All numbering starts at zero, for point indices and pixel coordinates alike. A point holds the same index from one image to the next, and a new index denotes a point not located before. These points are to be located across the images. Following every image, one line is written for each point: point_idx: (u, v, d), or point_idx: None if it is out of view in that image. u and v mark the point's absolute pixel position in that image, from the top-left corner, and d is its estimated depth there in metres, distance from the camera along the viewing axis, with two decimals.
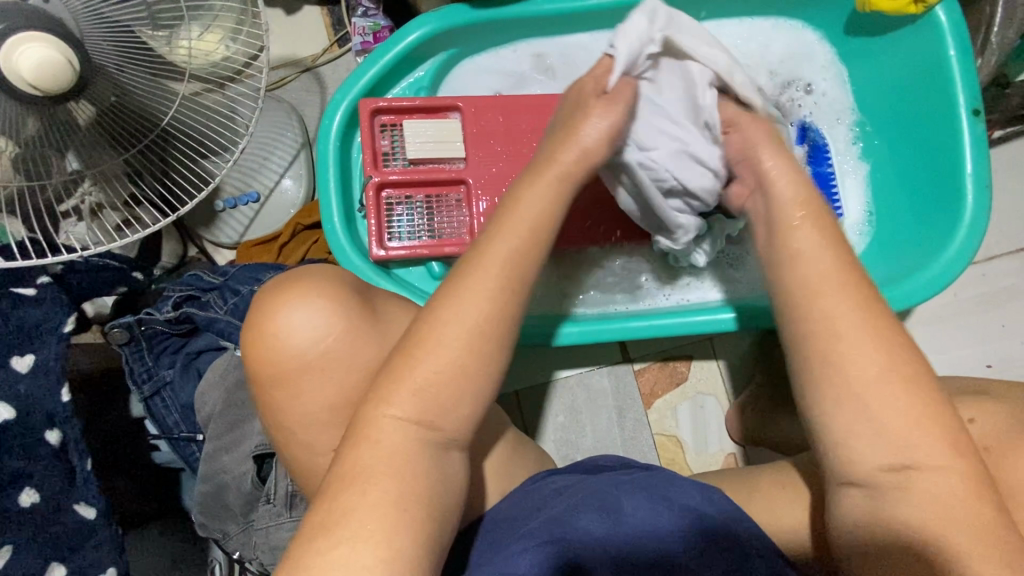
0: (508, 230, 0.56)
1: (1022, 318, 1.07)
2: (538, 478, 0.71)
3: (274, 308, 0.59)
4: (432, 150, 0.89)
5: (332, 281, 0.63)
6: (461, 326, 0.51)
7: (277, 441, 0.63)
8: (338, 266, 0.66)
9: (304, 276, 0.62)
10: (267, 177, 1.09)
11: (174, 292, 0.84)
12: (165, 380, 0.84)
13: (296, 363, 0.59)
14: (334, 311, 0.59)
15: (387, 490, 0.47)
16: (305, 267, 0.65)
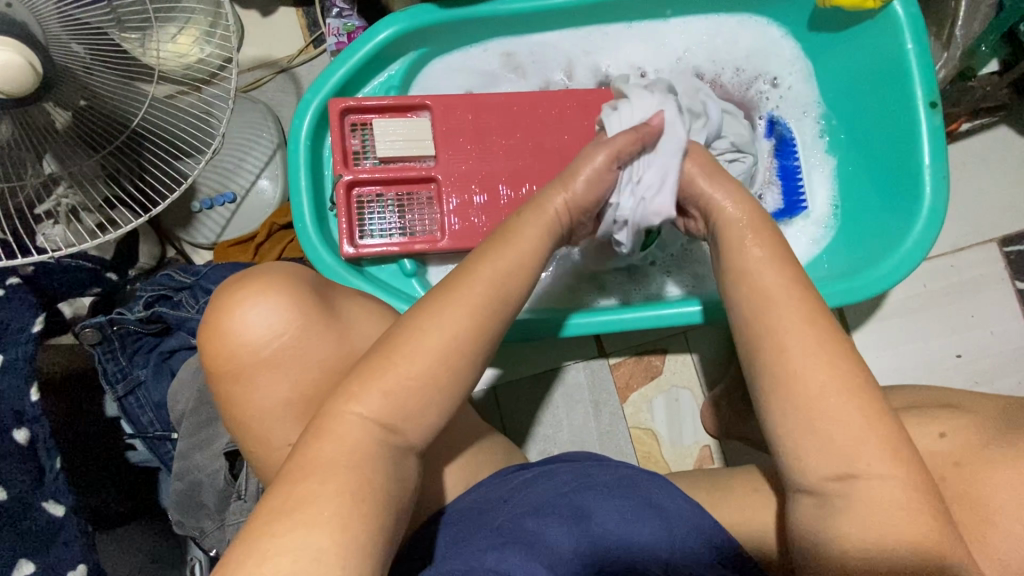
0: (504, 251, 0.60)
1: (991, 309, 1.08)
2: (509, 472, 0.72)
3: (230, 305, 0.60)
4: (402, 149, 0.90)
5: (298, 276, 0.64)
6: (446, 333, 0.54)
7: (240, 436, 0.64)
8: (301, 266, 0.67)
9: (267, 273, 0.63)
10: (244, 178, 1.09)
11: (145, 292, 0.85)
12: (138, 379, 0.86)
13: (260, 359, 0.60)
14: (290, 308, 0.61)
15: (332, 481, 0.48)
16: (272, 263, 0.66)
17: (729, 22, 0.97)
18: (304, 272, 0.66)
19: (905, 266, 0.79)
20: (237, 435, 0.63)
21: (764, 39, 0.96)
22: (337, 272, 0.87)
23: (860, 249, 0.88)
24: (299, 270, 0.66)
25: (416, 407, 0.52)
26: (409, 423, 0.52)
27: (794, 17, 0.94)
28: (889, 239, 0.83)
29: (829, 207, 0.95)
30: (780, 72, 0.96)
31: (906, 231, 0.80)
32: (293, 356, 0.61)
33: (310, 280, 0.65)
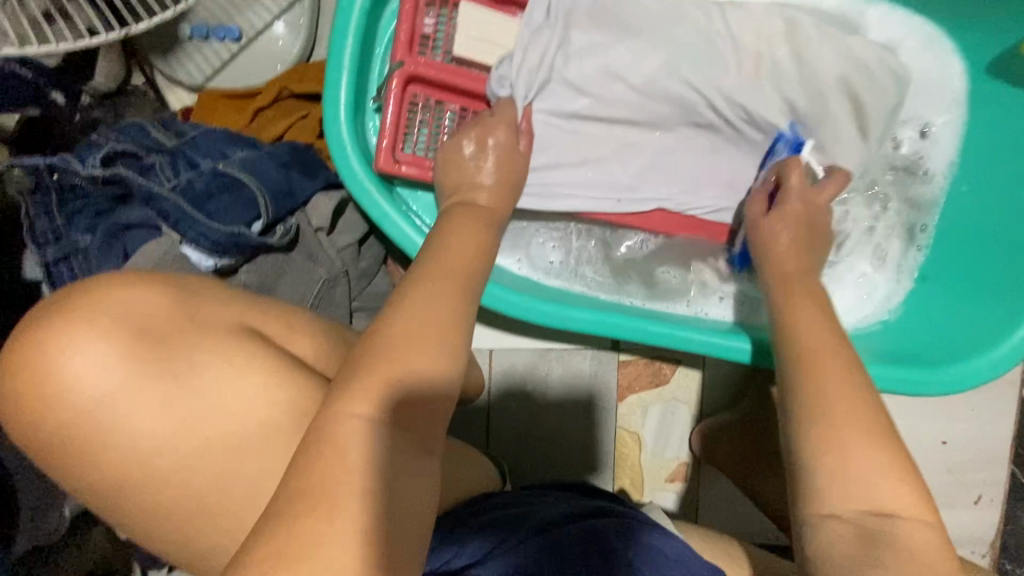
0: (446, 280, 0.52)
1: (997, 407, 1.07)
2: (524, 493, 0.67)
3: (41, 364, 0.46)
4: (484, 51, 0.70)
5: (147, 311, 0.50)
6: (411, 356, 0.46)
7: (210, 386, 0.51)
8: (153, 273, 0.54)
9: (115, 302, 0.49)
10: (257, 16, 0.85)
11: (110, 142, 0.64)
12: (78, 245, 0.65)
13: (72, 419, 0.47)
14: (116, 351, 0.48)
15: (358, 519, 0.38)
16: (119, 276, 0.51)
17: (903, 27, 0.79)
18: (174, 293, 0.53)
19: (974, 380, 0.67)
20: (111, 450, 0.48)
21: (937, 62, 0.78)
22: (366, 190, 0.68)
23: (929, 330, 0.75)
24: (156, 286, 0.52)
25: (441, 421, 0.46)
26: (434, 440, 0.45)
27: (978, 47, 0.75)
28: (976, 331, 0.71)
29: (911, 274, 0.80)
30: (931, 112, 0.79)
31: (996, 341, 0.68)
32: (140, 403, 0.48)
33: (176, 310, 0.52)
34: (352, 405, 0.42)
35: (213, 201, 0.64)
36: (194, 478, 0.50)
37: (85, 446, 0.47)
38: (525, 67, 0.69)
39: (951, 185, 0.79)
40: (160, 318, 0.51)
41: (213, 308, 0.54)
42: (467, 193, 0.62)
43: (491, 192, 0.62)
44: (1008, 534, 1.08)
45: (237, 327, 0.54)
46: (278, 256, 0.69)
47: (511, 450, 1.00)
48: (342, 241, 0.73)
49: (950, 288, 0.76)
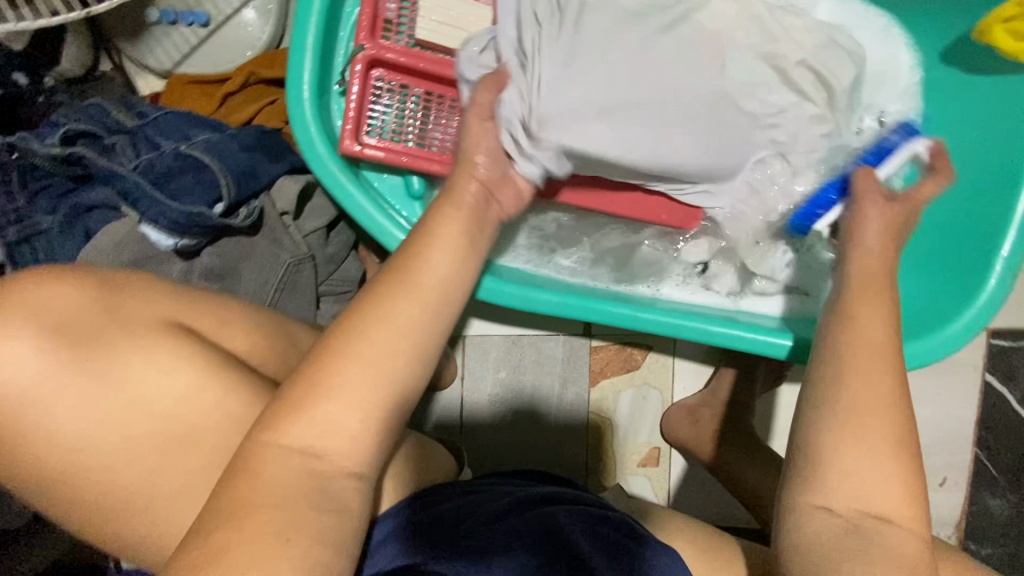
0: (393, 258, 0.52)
1: (960, 390, 1.10)
2: (482, 483, 0.68)
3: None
4: (447, 35, 0.71)
5: (69, 307, 0.51)
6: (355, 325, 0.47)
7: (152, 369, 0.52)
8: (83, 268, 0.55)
9: (36, 299, 0.50)
10: (225, 1, 0.85)
11: (70, 122, 0.65)
12: (39, 227, 0.65)
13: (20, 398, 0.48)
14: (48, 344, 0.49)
15: None
16: (40, 272, 0.52)
17: (861, 15, 0.80)
18: (96, 289, 0.53)
19: (930, 356, 0.69)
20: (61, 413, 0.49)
21: (888, 51, 0.80)
22: (330, 173, 0.69)
23: None
24: (77, 282, 0.53)
25: (388, 389, 0.47)
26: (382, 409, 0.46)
27: (933, 36, 0.77)
28: (929, 312, 0.73)
29: None
30: (883, 100, 0.81)
31: (949, 318, 0.70)
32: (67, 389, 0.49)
33: (100, 305, 0.53)
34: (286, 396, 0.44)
35: (175, 181, 0.64)
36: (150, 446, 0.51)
37: (37, 412, 0.49)
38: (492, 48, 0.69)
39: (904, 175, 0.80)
40: (82, 314, 0.51)
41: (139, 302, 0.54)
42: None
43: None
44: (972, 515, 1.11)
45: (162, 324, 0.54)
46: (241, 239, 0.70)
47: (484, 437, 1.00)
48: (307, 225, 0.74)
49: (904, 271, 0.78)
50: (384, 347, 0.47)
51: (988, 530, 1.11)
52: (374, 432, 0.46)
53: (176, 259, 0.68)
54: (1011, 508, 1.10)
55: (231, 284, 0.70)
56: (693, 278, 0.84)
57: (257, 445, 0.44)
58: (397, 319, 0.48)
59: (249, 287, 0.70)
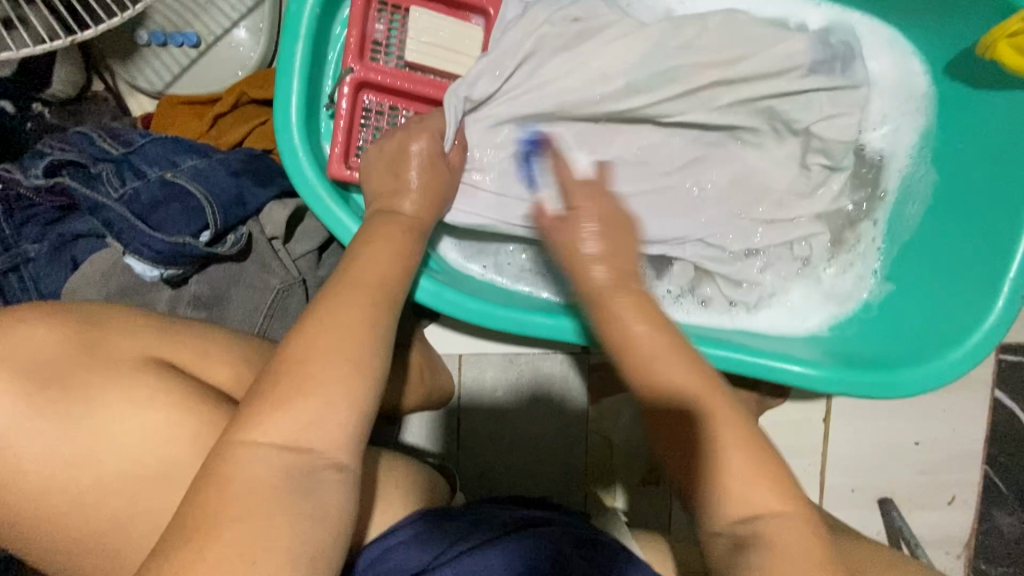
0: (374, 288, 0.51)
1: (968, 407, 1.07)
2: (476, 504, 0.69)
3: None
4: (438, 56, 0.70)
5: (47, 348, 0.51)
6: (333, 365, 0.46)
7: (132, 405, 0.51)
8: (57, 309, 0.55)
9: (9, 341, 0.50)
10: (216, 21, 0.84)
11: (54, 152, 0.64)
12: (26, 256, 0.65)
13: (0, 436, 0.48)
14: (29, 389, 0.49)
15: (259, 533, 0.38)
16: (20, 313, 0.52)
17: (865, 31, 0.78)
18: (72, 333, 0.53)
19: (935, 380, 0.67)
20: (36, 451, 0.48)
21: (889, 68, 0.78)
22: (319, 198, 0.67)
23: (891, 334, 0.74)
24: (54, 323, 0.53)
25: (360, 430, 0.46)
26: (352, 452, 0.46)
27: (937, 49, 0.75)
28: (933, 336, 0.71)
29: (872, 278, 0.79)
30: (881, 117, 0.79)
31: (956, 341, 0.68)
32: (44, 428, 0.49)
33: (79, 345, 0.52)
34: (264, 427, 0.43)
35: (160, 211, 0.63)
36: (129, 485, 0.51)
37: (11, 454, 0.48)
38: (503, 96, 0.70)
39: (905, 200, 0.78)
40: (62, 354, 0.52)
41: (119, 340, 0.54)
42: (401, 198, 0.63)
43: (423, 197, 0.63)
44: (982, 535, 1.08)
45: (146, 359, 0.54)
46: (229, 266, 0.69)
47: (480, 457, 0.99)
48: (297, 249, 0.73)
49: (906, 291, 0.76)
50: (363, 386, 0.46)
51: (998, 550, 1.08)
52: (346, 472, 0.46)
53: (164, 288, 0.67)
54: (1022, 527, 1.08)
55: (219, 310, 0.69)
56: (686, 297, 0.78)
57: None
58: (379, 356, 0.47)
59: (238, 314, 0.69)
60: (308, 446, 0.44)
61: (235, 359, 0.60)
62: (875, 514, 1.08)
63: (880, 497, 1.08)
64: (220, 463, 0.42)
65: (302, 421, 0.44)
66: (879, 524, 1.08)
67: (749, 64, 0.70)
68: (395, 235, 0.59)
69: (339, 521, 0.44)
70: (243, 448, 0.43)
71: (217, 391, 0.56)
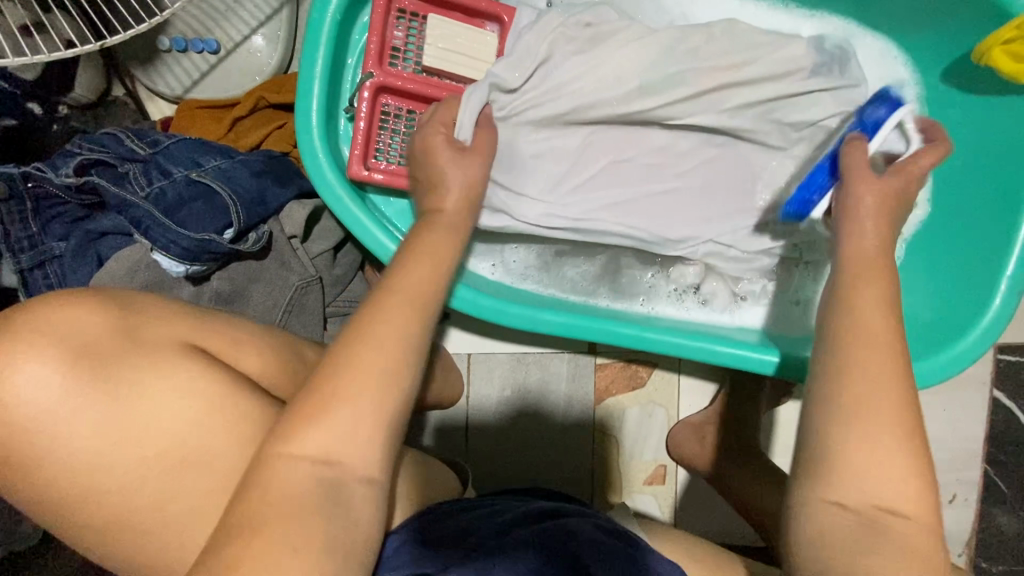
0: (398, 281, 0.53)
1: (967, 407, 1.09)
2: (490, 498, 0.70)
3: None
4: (454, 61, 0.72)
5: (90, 329, 0.52)
6: (362, 353, 0.48)
7: (163, 394, 0.53)
8: (98, 292, 0.55)
9: (52, 322, 0.51)
10: (235, 28, 0.87)
11: (83, 151, 0.66)
12: (53, 252, 0.67)
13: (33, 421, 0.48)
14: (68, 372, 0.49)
15: None
16: (62, 296, 0.53)
17: (864, 40, 0.81)
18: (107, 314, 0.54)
19: (938, 375, 0.69)
20: (70, 439, 0.49)
21: (887, 74, 0.81)
22: (338, 198, 0.69)
23: None
24: (94, 305, 0.53)
25: (386, 415, 0.48)
26: (379, 437, 0.47)
27: (932, 57, 0.78)
28: (933, 332, 0.73)
29: None
30: None
31: (956, 337, 0.70)
32: (82, 411, 0.49)
33: (119, 328, 0.53)
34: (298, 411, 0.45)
35: (186, 209, 0.65)
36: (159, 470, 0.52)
37: (41, 442, 0.49)
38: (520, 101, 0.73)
39: None
40: (103, 336, 0.52)
41: (156, 325, 0.56)
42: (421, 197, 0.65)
43: None
44: (984, 533, 1.10)
45: (182, 344, 0.56)
46: (250, 264, 0.71)
47: (489, 456, 1.01)
48: (315, 248, 0.75)
49: (904, 290, 0.78)
50: (390, 373, 0.48)
51: (999, 548, 1.10)
52: (376, 455, 0.47)
53: (186, 284, 0.69)
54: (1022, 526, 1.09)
55: (238, 307, 0.71)
56: (692, 297, 0.82)
57: (271, 472, 0.45)
58: (405, 344, 0.49)
59: (258, 311, 0.71)
60: (338, 430, 0.46)
61: (259, 352, 0.62)
62: None
63: None
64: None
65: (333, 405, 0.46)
66: None
67: (753, 70, 0.73)
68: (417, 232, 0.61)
69: (367, 504, 0.46)
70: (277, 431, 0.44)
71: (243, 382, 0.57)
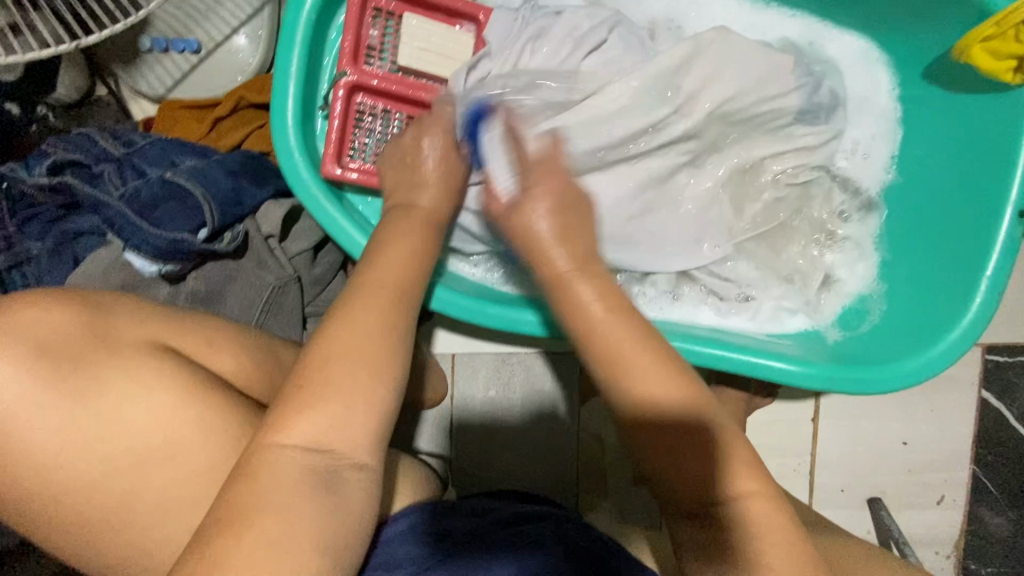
0: (368, 279, 0.53)
1: (957, 406, 1.08)
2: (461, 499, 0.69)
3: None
4: (430, 61, 0.72)
5: (60, 330, 0.52)
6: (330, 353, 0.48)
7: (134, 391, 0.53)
8: (73, 291, 0.56)
9: (23, 323, 0.51)
10: (216, 28, 0.87)
11: (59, 152, 0.66)
12: (29, 253, 0.67)
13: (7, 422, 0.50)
14: (39, 373, 0.50)
15: None
16: (34, 295, 0.53)
17: (843, 40, 0.81)
18: (85, 310, 0.54)
19: (917, 376, 0.69)
20: (45, 434, 0.50)
21: (867, 75, 0.81)
22: (313, 197, 0.69)
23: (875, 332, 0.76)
24: (68, 305, 0.54)
25: (359, 409, 0.48)
26: (353, 430, 0.47)
27: (915, 56, 0.77)
28: (913, 335, 0.72)
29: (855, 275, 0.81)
30: (857, 122, 0.81)
31: (936, 337, 0.69)
32: (51, 410, 0.50)
33: (90, 330, 0.54)
34: None
35: (159, 209, 0.65)
36: (138, 465, 0.52)
37: (24, 432, 0.49)
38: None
39: (886, 201, 0.81)
40: (71, 338, 0.52)
41: (130, 325, 0.56)
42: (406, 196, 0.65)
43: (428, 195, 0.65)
44: (972, 534, 1.09)
45: (153, 345, 0.56)
46: (227, 263, 0.71)
47: (472, 455, 1.01)
48: (293, 248, 0.75)
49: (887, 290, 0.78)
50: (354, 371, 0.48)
51: (988, 549, 1.09)
52: (364, 463, 0.49)
53: (163, 284, 0.69)
54: (1011, 526, 1.09)
55: (216, 307, 0.71)
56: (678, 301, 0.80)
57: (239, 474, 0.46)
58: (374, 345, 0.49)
59: (234, 310, 0.71)
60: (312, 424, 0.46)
61: (229, 357, 0.62)
62: (866, 515, 1.08)
63: (870, 497, 1.09)
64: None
65: None
66: (870, 524, 1.08)
67: (729, 70, 0.73)
68: (401, 229, 0.61)
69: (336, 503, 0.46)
70: None
71: (217, 385, 0.57)
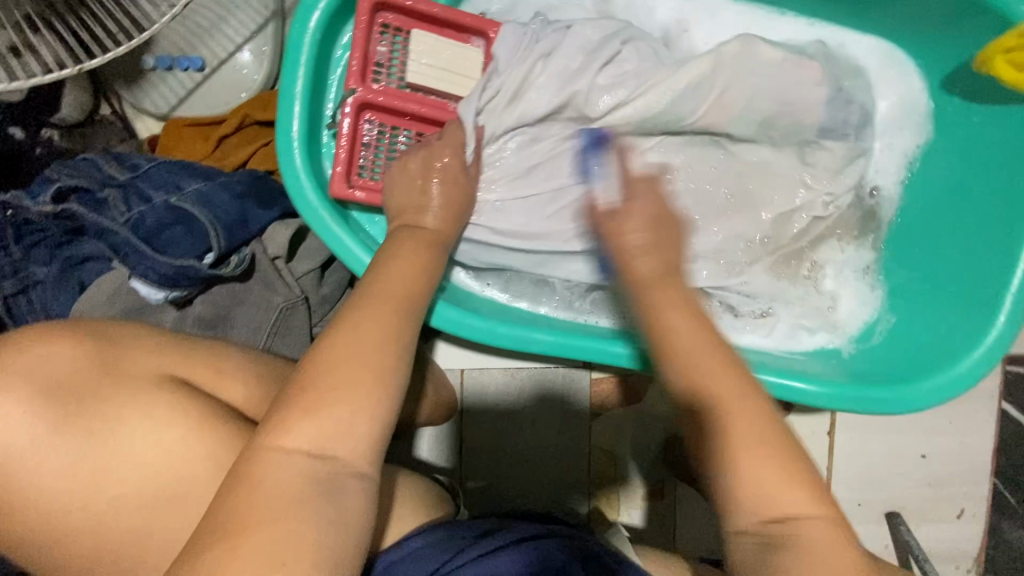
0: (377, 306, 0.52)
1: (976, 419, 1.06)
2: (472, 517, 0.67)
3: None
4: (439, 78, 0.71)
5: (61, 366, 0.51)
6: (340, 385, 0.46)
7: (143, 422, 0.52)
8: (71, 325, 0.54)
9: (26, 359, 0.50)
10: (220, 45, 0.86)
11: (62, 179, 0.66)
12: (35, 278, 0.66)
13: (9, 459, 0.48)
14: (42, 408, 0.49)
15: (270, 542, 0.40)
16: (32, 331, 0.52)
17: (861, 47, 0.79)
18: (87, 343, 0.53)
19: (938, 396, 0.66)
20: (49, 470, 0.49)
21: (888, 84, 0.78)
22: (319, 218, 0.68)
23: (893, 349, 0.74)
24: (68, 339, 0.53)
25: (375, 443, 0.46)
26: (368, 465, 0.46)
27: (936, 64, 0.75)
28: (931, 353, 0.70)
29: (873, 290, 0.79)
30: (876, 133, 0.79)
31: (957, 356, 0.67)
32: (57, 445, 0.49)
33: (93, 363, 0.52)
34: (285, 436, 0.44)
35: (164, 234, 0.65)
36: (149, 497, 0.52)
37: (31, 466, 0.48)
38: (512, 129, 0.73)
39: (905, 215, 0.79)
40: (76, 372, 0.51)
41: (135, 355, 0.55)
42: (413, 216, 0.64)
43: (436, 215, 0.64)
44: (993, 549, 1.07)
45: (159, 376, 0.55)
46: (233, 286, 0.70)
47: (481, 471, 0.99)
48: (300, 267, 0.73)
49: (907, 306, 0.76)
50: (364, 404, 0.46)
51: (1011, 564, 1.06)
52: (368, 481, 0.46)
53: (169, 308, 0.68)
54: None
55: (223, 330, 0.70)
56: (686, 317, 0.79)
57: None
58: (384, 375, 0.48)
59: (241, 332, 0.70)
60: (328, 457, 0.44)
61: (237, 381, 0.61)
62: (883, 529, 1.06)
63: (887, 510, 1.06)
64: (238, 477, 0.43)
65: (316, 433, 0.44)
66: (888, 538, 1.06)
67: (744, 84, 0.72)
68: (410, 251, 0.59)
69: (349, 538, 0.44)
70: (259, 458, 0.43)
71: (223, 413, 0.56)
